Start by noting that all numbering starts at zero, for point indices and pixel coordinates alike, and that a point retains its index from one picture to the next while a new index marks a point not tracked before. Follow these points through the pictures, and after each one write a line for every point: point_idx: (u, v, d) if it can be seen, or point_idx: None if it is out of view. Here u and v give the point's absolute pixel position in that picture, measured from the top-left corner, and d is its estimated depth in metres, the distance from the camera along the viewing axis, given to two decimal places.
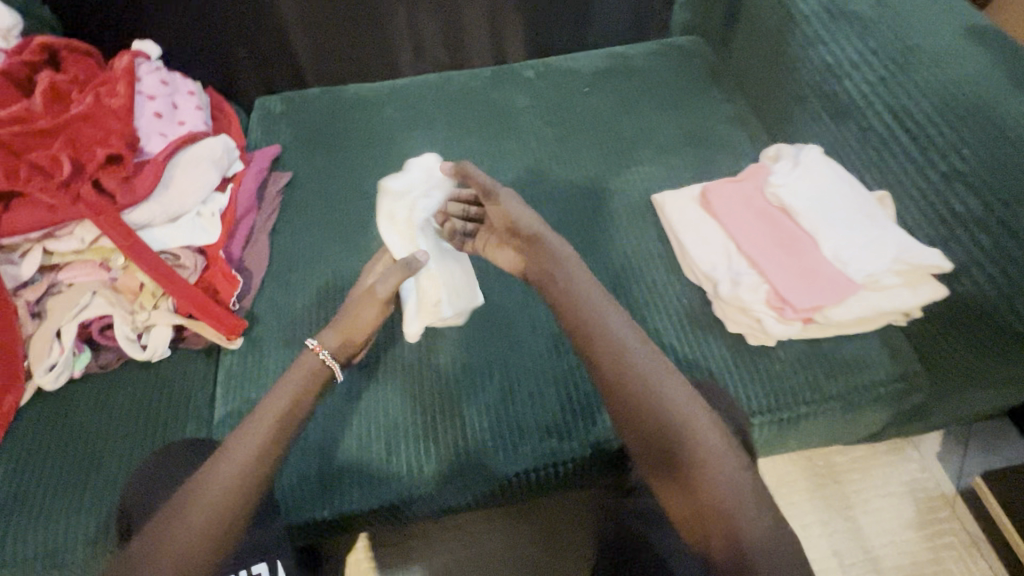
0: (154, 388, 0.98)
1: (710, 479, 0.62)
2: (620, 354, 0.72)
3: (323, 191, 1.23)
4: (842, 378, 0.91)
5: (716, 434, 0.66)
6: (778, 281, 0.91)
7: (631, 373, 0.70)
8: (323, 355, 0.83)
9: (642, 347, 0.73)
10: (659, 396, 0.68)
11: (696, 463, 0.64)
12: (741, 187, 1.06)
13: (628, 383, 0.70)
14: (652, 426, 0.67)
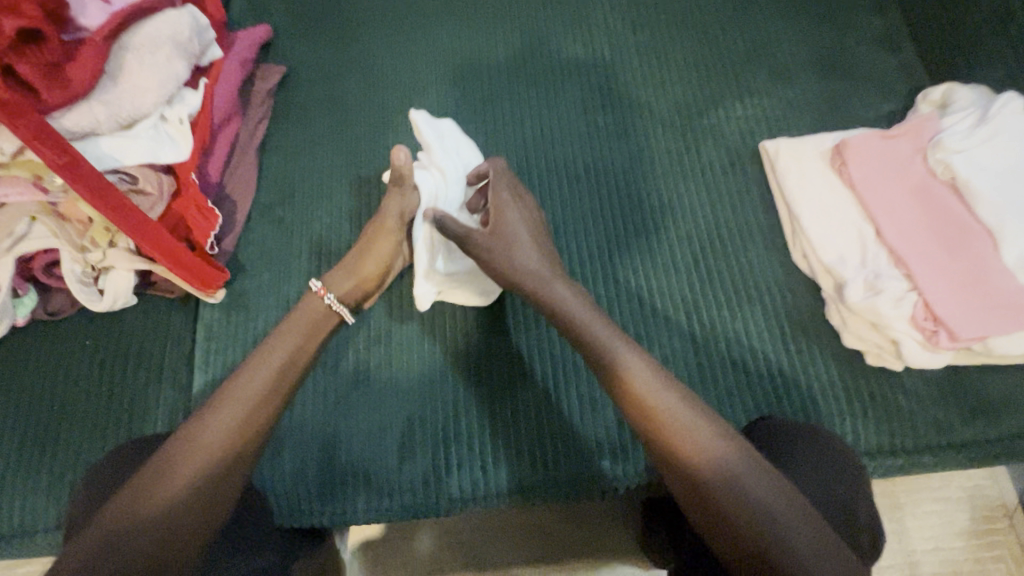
0: (117, 344, 0.80)
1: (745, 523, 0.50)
2: (620, 375, 0.60)
3: (329, 97, 0.95)
4: (985, 422, 0.70)
5: (750, 469, 0.52)
6: (932, 293, 0.68)
7: (634, 397, 0.58)
8: (331, 299, 0.70)
9: (649, 366, 0.60)
10: (667, 420, 0.56)
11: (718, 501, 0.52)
12: (892, 148, 0.78)
13: (632, 407, 0.58)
14: (658, 455, 0.57)
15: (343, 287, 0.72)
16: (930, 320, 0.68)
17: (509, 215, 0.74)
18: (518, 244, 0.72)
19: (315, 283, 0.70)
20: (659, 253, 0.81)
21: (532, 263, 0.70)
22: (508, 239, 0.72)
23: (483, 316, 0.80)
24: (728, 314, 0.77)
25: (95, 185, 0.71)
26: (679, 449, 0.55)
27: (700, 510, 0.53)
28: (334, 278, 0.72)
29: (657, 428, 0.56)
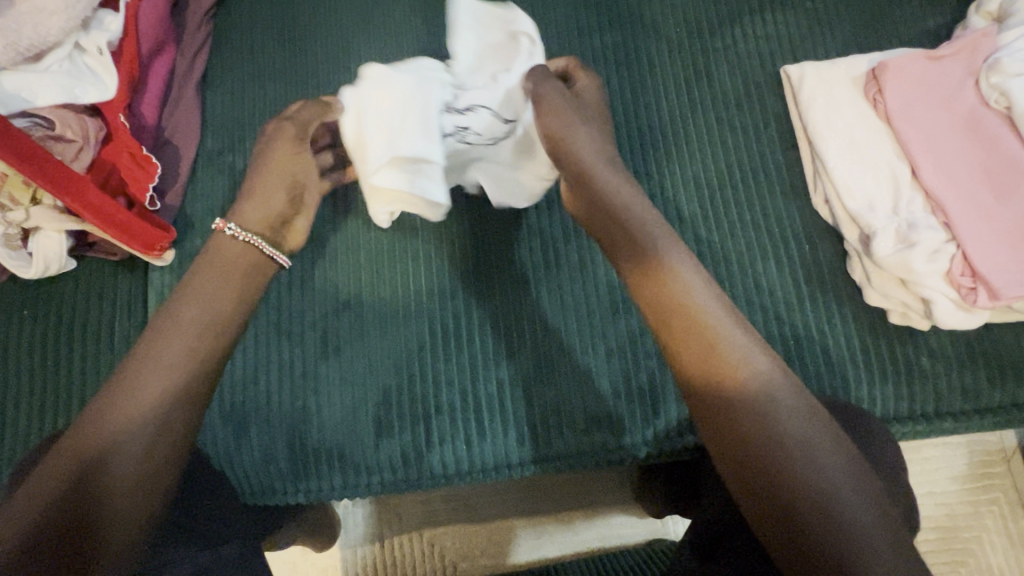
0: (57, 314, 0.71)
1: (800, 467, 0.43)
2: (678, 299, 0.50)
3: (278, 22, 0.81)
4: (1013, 385, 0.64)
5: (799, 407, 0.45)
6: (972, 244, 0.60)
7: (692, 325, 0.48)
8: (237, 232, 0.59)
9: (708, 287, 0.51)
10: (716, 352, 0.47)
11: (778, 454, 0.43)
12: (937, 72, 0.66)
13: (684, 335, 0.48)
14: (700, 400, 0.47)
15: (254, 218, 0.62)
16: (967, 276, 0.60)
17: (587, 94, 0.68)
18: (586, 121, 0.64)
19: (217, 219, 0.60)
20: (662, 202, 0.71)
21: (596, 144, 0.62)
22: (578, 107, 0.65)
23: (465, 276, 0.71)
24: (740, 269, 0.69)
25: (21, 149, 0.63)
26: (738, 390, 0.45)
27: (739, 453, 0.44)
28: (241, 209, 0.63)
29: (715, 362, 0.47)
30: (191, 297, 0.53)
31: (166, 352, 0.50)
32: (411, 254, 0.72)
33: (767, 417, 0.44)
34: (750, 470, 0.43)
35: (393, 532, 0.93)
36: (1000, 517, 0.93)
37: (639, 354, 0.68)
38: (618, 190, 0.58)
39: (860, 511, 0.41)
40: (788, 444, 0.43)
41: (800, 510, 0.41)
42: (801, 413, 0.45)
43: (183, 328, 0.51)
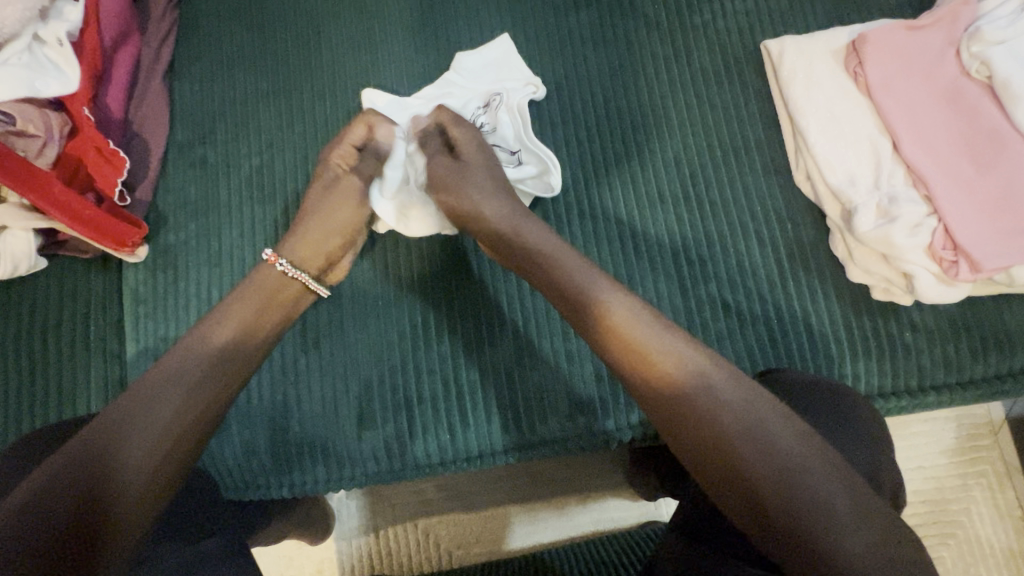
0: (30, 315, 0.70)
1: (752, 444, 0.44)
2: (603, 312, 0.52)
3: (246, 7, 0.79)
4: (996, 358, 0.64)
5: (739, 395, 0.46)
6: (953, 216, 0.59)
7: (620, 336, 0.51)
8: (285, 267, 0.62)
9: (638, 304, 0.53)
10: (654, 357, 0.49)
11: (718, 434, 0.45)
12: (918, 43, 0.65)
13: (615, 343, 0.51)
14: (650, 403, 0.49)
15: (298, 251, 0.64)
16: (949, 249, 0.60)
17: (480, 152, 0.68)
18: (482, 188, 0.65)
19: (265, 252, 0.62)
20: (642, 184, 0.70)
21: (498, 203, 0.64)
22: (468, 171, 0.66)
23: (443, 266, 0.70)
24: (723, 250, 0.68)
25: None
26: (673, 387, 0.47)
27: (696, 445, 0.46)
28: (287, 244, 0.64)
29: (642, 366, 0.49)
30: (213, 328, 0.54)
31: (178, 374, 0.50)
32: (390, 245, 0.71)
33: (711, 410, 0.46)
34: (697, 456, 0.46)
35: (388, 523, 0.93)
36: (988, 488, 0.94)
37: None
38: (537, 237, 0.60)
39: (809, 474, 0.42)
40: (731, 425, 0.45)
41: (758, 488, 0.42)
42: (730, 392, 0.47)
43: (198, 354, 0.52)
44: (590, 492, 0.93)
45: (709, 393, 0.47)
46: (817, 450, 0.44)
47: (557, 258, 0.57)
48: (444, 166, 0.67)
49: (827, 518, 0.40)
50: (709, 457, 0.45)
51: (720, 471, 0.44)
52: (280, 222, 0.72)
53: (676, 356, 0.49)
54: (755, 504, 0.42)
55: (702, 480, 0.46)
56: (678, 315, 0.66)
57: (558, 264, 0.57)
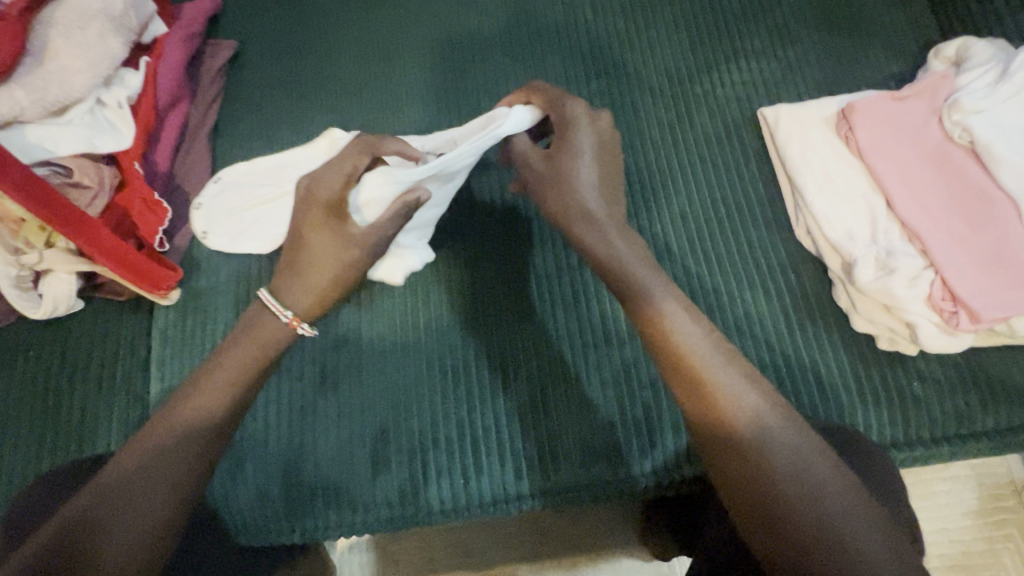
0: (63, 354, 0.73)
1: (801, 497, 0.43)
2: (664, 337, 0.53)
3: (288, 75, 0.87)
4: (1008, 410, 0.65)
5: (802, 446, 0.47)
6: (951, 269, 0.62)
7: (687, 367, 0.51)
8: (302, 327, 0.58)
9: (708, 335, 0.53)
10: (721, 395, 0.49)
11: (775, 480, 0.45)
12: (905, 111, 0.70)
13: (681, 374, 0.51)
14: (706, 440, 0.49)
15: (305, 304, 0.58)
16: (948, 300, 0.62)
17: (581, 138, 0.62)
18: (588, 175, 0.61)
19: (282, 313, 0.57)
20: (651, 237, 0.75)
21: (596, 198, 0.60)
22: (573, 171, 0.61)
23: (461, 313, 0.73)
24: (729, 299, 0.71)
25: (43, 196, 0.65)
26: (731, 427, 0.48)
27: (749, 494, 0.45)
28: (291, 296, 0.58)
29: (710, 396, 0.49)
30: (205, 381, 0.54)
31: (171, 437, 0.50)
32: (410, 291, 0.74)
33: (771, 458, 0.46)
34: (748, 500, 0.45)
35: None
36: (1017, 553, 0.91)
37: (634, 385, 0.69)
38: (622, 238, 0.59)
39: (863, 533, 0.41)
40: (760, 456, 0.46)
41: (804, 543, 0.42)
42: (789, 431, 0.47)
43: (190, 416, 0.52)
44: (602, 548, 0.91)
45: (777, 430, 0.47)
46: (866, 503, 0.44)
47: (625, 282, 0.56)
48: (541, 164, 0.62)
49: (852, 559, 0.40)
50: (757, 505, 0.45)
51: (769, 517, 0.44)
52: None
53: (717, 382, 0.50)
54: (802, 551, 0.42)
55: (728, 507, 0.47)
56: None
57: (624, 282, 0.56)
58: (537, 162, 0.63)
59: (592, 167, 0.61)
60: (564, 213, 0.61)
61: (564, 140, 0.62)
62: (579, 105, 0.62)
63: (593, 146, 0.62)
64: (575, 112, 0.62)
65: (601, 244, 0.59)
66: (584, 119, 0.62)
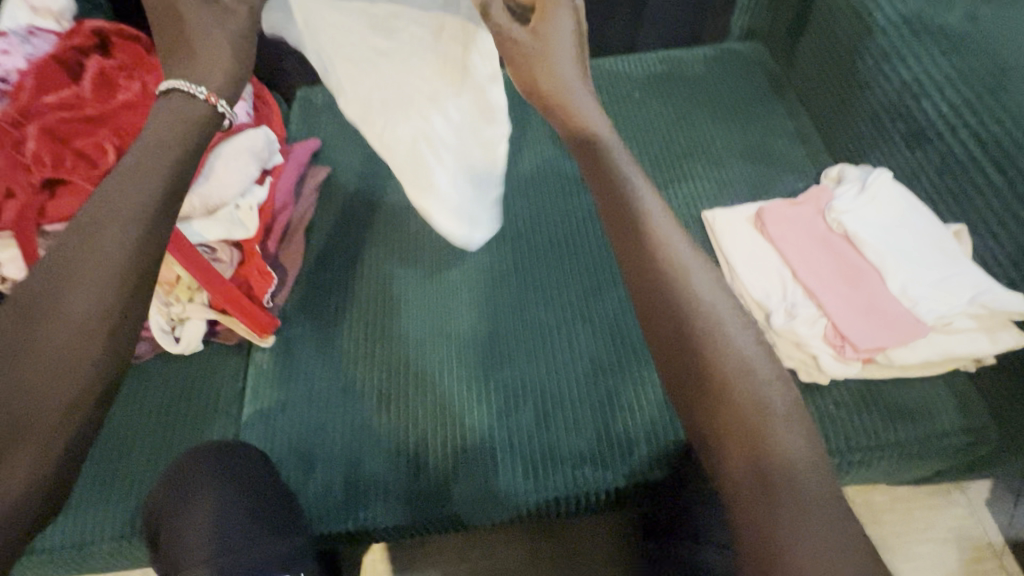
0: (185, 382, 0.97)
1: (752, 419, 0.49)
2: (661, 266, 0.57)
3: (363, 189, 1.21)
4: (903, 427, 0.84)
5: (768, 378, 0.52)
6: (837, 315, 0.86)
7: (669, 295, 0.55)
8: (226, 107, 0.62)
9: (702, 269, 0.57)
10: (698, 323, 0.54)
11: (741, 408, 0.50)
12: (801, 211, 0.99)
13: (660, 301, 0.55)
14: (677, 371, 0.53)
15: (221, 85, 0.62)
16: (838, 338, 0.85)
17: (578, 96, 0.70)
18: (585, 101, 0.70)
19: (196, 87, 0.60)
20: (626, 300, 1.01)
21: (600, 120, 0.69)
22: (576, 93, 0.71)
23: (484, 353, 0.97)
24: None
25: (201, 266, 0.95)
26: (709, 349, 0.52)
27: (718, 416, 0.50)
28: (206, 73, 0.62)
29: (691, 326, 0.54)
30: (62, 285, 0.48)
31: (92, 259, 0.49)
32: (446, 338, 0.99)
33: (744, 387, 0.50)
34: (715, 424, 0.50)
35: None
36: None
37: (615, 408, 0.90)
38: (630, 168, 0.64)
39: (805, 469, 0.47)
40: (745, 389, 0.50)
41: (761, 468, 0.47)
42: (762, 360, 0.53)
43: (57, 312, 0.47)
44: None
45: (745, 348, 0.53)
46: (809, 439, 0.49)
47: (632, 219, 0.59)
48: (542, 65, 0.71)
49: (792, 471, 0.47)
50: (732, 430, 0.49)
51: (735, 440, 0.49)
52: (371, 322, 1.02)
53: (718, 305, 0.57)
54: (758, 475, 0.47)
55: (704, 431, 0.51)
56: (658, 391, 0.91)
57: (626, 199, 0.61)
58: (523, 36, 0.73)
59: (586, 101, 0.70)
60: (568, 121, 0.69)
61: (553, 71, 0.71)
62: (576, 59, 0.73)
63: (586, 97, 0.71)
64: (583, 65, 0.74)
65: (598, 152, 0.65)
66: (575, 68, 0.73)
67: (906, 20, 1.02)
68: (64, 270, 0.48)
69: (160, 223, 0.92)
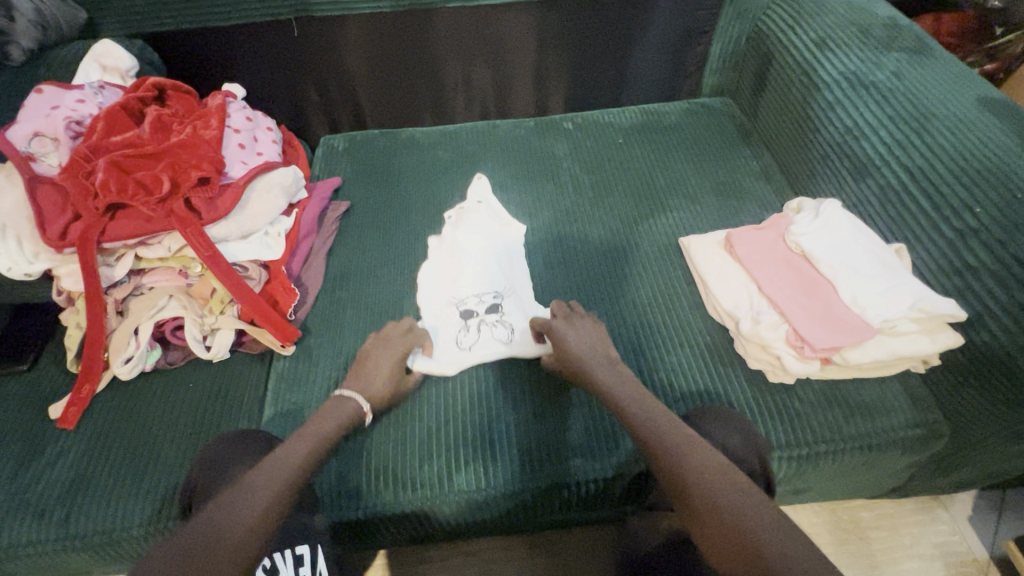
0: (214, 386, 1.08)
1: (737, 528, 0.60)
2: (687, 491, 0.67)
3: (379, 220, 1.36)
4: (861, 421, 0.94)
5: (759, 519, 0.60)
6: (797, 320, 0.97)
7: (684, 494, 0.67)
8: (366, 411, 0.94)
9: (743, 495, 0.63)
10: (703, 514, 0.63)
11: (708, 495, 0.64)
12: (764, 234, 1.13)
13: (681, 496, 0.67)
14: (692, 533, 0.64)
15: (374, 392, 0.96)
16: (799, 340, 0.96)
17: None
18: None
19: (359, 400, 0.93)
20: (612, 313, 1.13)
21: None
22: None
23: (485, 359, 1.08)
24: (664, 351, 1.06)
25: (235, 281, 1.08)
26: (703, 514, 0.63)
27: (717, 543, 0.60)
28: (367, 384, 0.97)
29: (690, 513, 0.65)
30: (289, 450, 0.77)
31: (254, 495, 0.66)
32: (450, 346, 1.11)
33: (716, 490, 0.64)
34: (711, 539, 0.61)
35: None
36: None
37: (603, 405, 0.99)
38: None
39: (772, 540, 0.57)
40: (711, 495, 0.64)
41: (730, 537, 0.60)
42: (729, 481, 0.65)
43: (276, 477, 0.71)
44: None
45: (720, 486, 0.65)
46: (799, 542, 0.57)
47: (670, 463, 0.71)
48: None
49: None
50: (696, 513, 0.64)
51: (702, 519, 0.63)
52: (383, 333, 1.14)
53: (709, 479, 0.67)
54: (732, 549, 0.59)
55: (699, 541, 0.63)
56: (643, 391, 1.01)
57: None
58: None
59: None
60: None
61: None
62: None
63: None
64: None
65: None
66: None
67: (844, 76, 1.20)
68: (229, 505, 0.65)
69: (205, 245, 1.07)
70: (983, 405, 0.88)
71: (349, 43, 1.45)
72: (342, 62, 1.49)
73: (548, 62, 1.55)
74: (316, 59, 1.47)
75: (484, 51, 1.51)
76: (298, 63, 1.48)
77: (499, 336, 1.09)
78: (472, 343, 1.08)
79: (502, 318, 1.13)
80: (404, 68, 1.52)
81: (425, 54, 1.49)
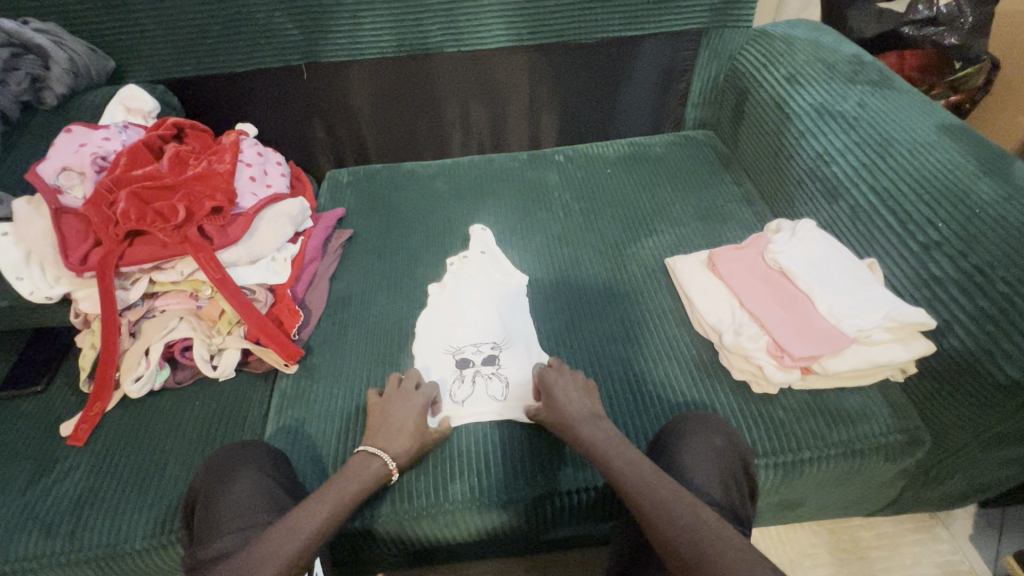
0: (220, 404, 1.12)
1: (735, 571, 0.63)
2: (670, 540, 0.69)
3: (380, 246, 1.44)
4: (843, 428, 0.97)
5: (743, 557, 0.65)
6: (777, 332, 1.01)
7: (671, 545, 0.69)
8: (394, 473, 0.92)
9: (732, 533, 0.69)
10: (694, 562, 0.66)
11: (700, 546, 0.67)
12: (744, 253, 1.19)
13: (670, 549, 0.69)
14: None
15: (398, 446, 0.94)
16: (779, 350, 1.00)
17: None
18: None
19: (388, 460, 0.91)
20: (602, 330, 1.18)
21: None
22: None
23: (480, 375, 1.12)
24: (652, 364, 1.10)
25: (242, 303, 1.13)
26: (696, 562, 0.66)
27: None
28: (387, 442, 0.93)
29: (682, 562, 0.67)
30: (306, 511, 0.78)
31: (270, 553, 0.71)
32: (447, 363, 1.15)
33: (706, 534, 0.68)
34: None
35: None
36: None
37: None
38: None
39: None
40: (708, 541, 0.67)
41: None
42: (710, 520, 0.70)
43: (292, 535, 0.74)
44: None
45: (704, 525, 0.70)
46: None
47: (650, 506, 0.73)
48: None
49: None
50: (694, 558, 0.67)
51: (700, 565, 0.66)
52: (382, 352, 1.19)
53: (720, 546, 0.66)
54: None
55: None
56: (631, 403, 1.05)
57: None
58: None
59: None
60: None
61: None
62: None
63: None
64: None
65: None
66: None
67: (813, 107, 1.29)
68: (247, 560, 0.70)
69: (215, 270, 1.12)
70: (957, 411, 0.92)
71: (355, 86, 1.56)
72: (348, 102, 1.60)
73: (539, 101, 1.66)
74: (324, 101, 1.59)
75: (480, 91, 1.62)
76: (308, 104, 1.59)
77: (494, 391, 1.08)
78: (465, 397, 1.07)
79: (498, 370, 1.11)
80: (406, 108, 1.63)
81: (426, 95, 1.60)
